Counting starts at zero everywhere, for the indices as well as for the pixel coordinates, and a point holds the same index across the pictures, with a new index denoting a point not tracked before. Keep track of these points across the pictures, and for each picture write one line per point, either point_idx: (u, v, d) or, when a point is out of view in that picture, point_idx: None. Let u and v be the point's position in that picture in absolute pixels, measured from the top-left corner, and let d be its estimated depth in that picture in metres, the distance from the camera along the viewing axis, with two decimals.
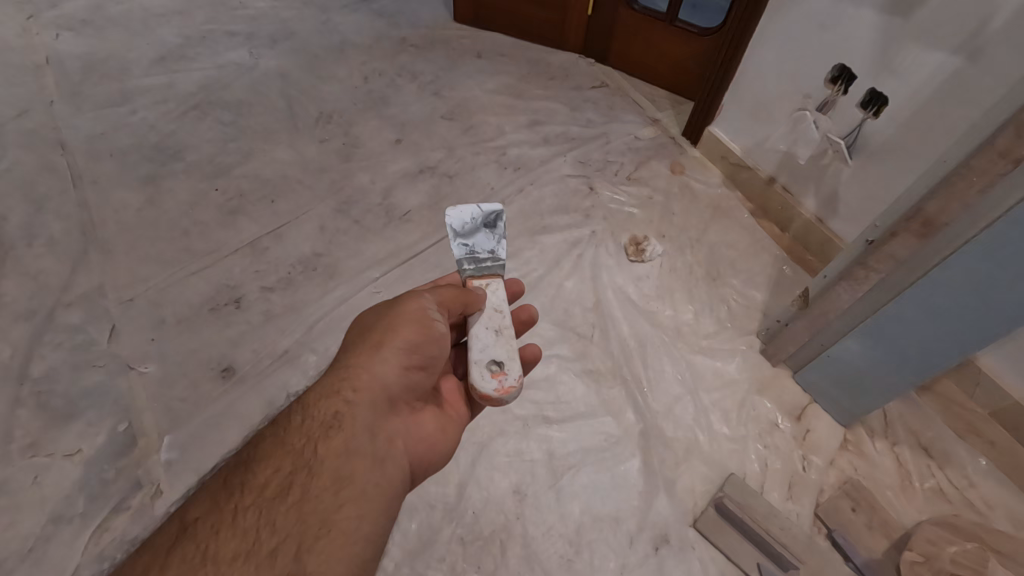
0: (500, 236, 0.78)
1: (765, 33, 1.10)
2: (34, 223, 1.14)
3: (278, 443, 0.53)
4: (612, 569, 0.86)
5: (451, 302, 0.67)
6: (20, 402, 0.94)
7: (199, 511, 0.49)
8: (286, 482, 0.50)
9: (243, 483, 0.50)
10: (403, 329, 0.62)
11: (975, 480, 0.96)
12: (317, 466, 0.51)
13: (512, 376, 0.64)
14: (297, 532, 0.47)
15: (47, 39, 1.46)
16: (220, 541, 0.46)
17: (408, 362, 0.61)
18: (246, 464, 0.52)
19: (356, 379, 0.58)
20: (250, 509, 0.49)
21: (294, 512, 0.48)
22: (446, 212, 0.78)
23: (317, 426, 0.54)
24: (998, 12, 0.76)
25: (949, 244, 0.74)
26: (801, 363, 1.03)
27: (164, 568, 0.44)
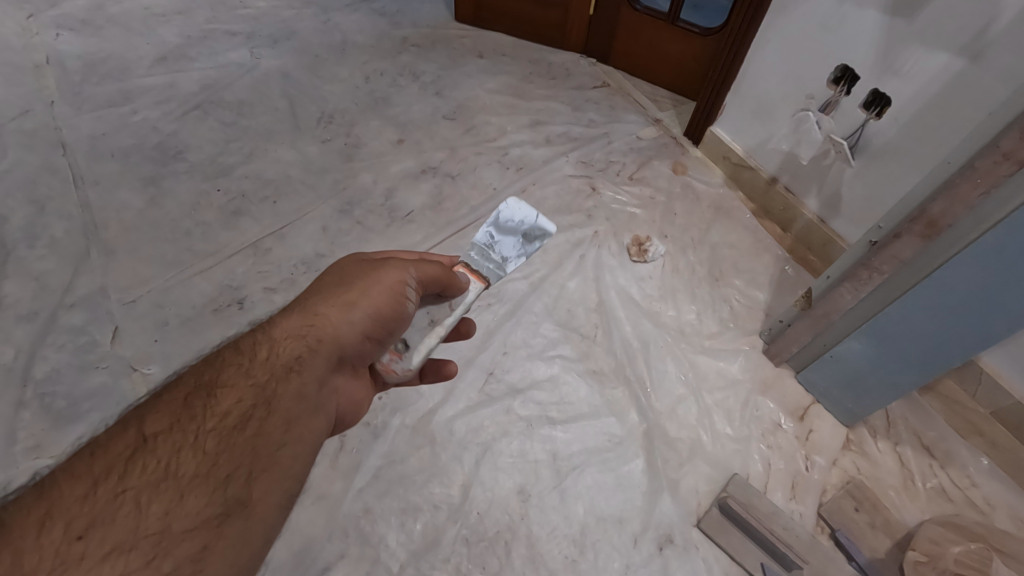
0: (521, 254, 0.86)
1: (767, 34, 1.10)
2: (36, 224, 1.13)
3: (241, 370, 0.51)
4: (616, 569, 0.86)
5: (428, 280, 0.67)
6: (23, 404, 0.94)
7: (159, 425, 0.45)
8: (246, 414, 0.49)
9: (206, 406, 0.48)
10: (380, 295, 0.61)
11: (976, 480, 0.96)
12: (275, 404, 0.51)
13: (403, 362, 0.67)
14: (248, 463, 0.47)
15: (47, 39, 1.46)
16: (180, 459, 0.44)
17: (373, 327, 0.61)
18: (208, 387, 0.49)
19: (323, 328, 0.57)
20: (210, 435, 0.46)
21: (250, 444, 0.47)
22: (507, 201, 0.87)
23: (281, 367, 0.53)
24: (1001, 14, 0.76)
25: (953, 245, 0.74)
26: (804, 363, 1.03)
27: (121, 479, 0.41)
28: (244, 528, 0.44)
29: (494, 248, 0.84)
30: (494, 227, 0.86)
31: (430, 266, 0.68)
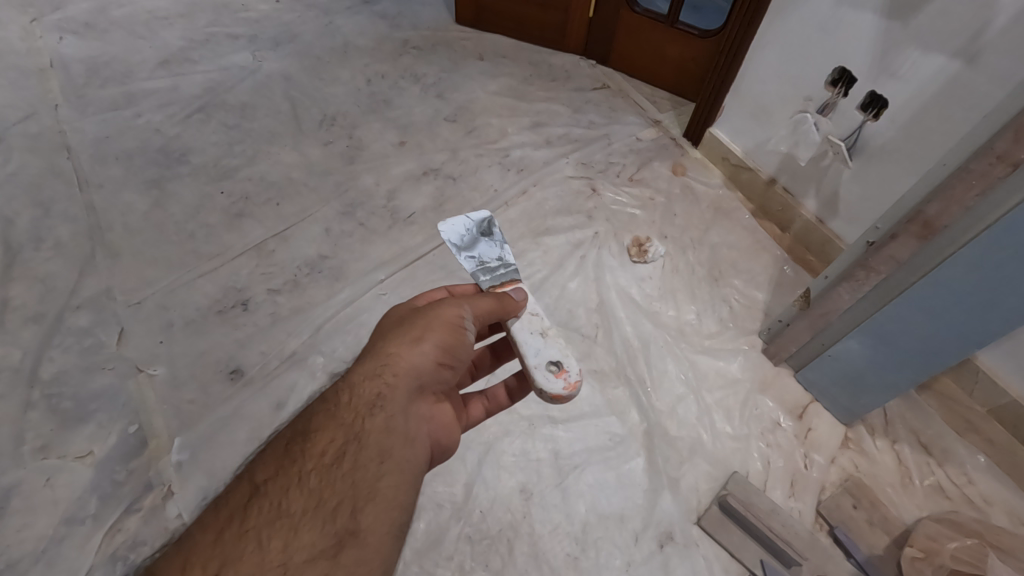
0: (500, 241, 0.82)
1: (766, 36, 1.11)
2: (41, 226, 1.14)
3: (330, 415, 0.55)
4: (617, 567, 0.87)
5: (487, 313, 0.68)
6: (31, 405, 0.95)
7: (268, 472, 0.52)
8: (340, 454, 0.53)
9: (303, 450, 0.53)
10: (439, 329, 0.63)
11: (973, 477, 0.97)
12: (365, 441, 0.54)
13: (574, 372, 0.70)
14: (350, 496, 0.51)
15: (50, 43, 1.47)
16: (289, 497, 0.50)
17: (439, 359, 0.63)
18: (303, 433, 0.55)
19: (394, 366, 0.59)
20: (312, 473, 0.51)
21: (349, 480, 0.52)
22: (442, 230, 0.81)
23: (363, 405, 0.56)
24: (996, 17, 0.77)
25: (949, 244, 0.75)
26: (802, 362, 1.04)
27: (244, 521, 0.49)
28: (358, 553, 0.49)
29: (485, 262, 0.80)
30: (464, 250, 0.81)
31: (484, 297, 0.68)
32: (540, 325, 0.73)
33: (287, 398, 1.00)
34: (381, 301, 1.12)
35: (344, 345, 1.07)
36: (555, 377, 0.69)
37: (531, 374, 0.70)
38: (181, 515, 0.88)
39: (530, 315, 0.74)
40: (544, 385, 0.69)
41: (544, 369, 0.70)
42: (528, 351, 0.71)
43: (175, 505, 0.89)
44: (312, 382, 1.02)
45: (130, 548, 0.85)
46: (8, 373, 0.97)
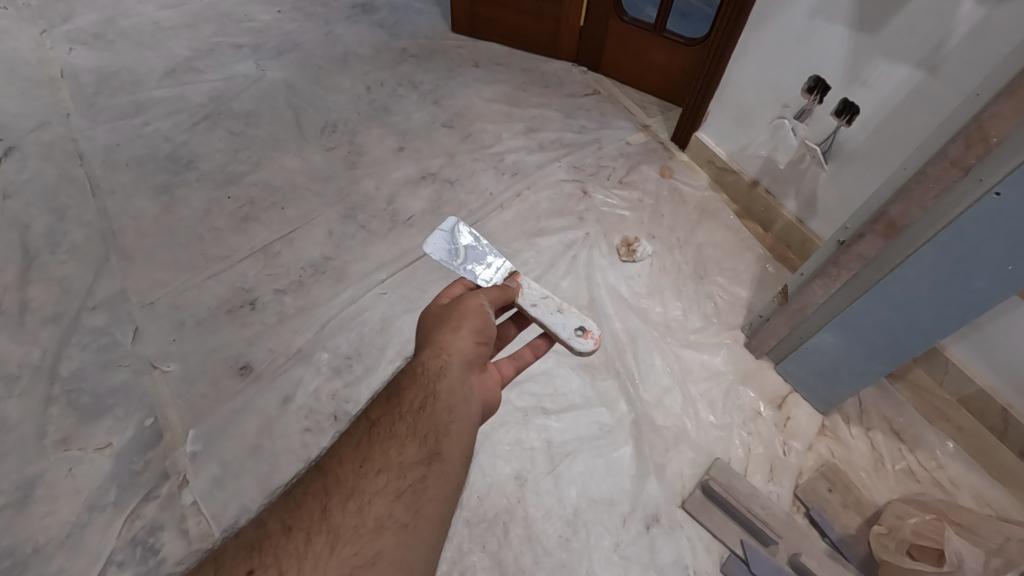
0: (480, 241, 0.91)
1: (746, 46, 1.17)
2: (57, 231, 1.20)
3: (411, 376, 0.63)
4: (606, 547, 0.93)
5: (496, 299, 0.78)
6: (52, 400, 1.00)
7: (379, 410, 0.60)
8: (422, 402, 0.60)
9: (398, 397, 0.61)
10: (471, 316, 0.71)
11: (942, 462, 1.03)
12: (437, 393, 0.61)
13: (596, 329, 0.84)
14: (434, 429, 0.59)
15: (60, 53, 1.52)
16: (394, 427, 0.58)
17: (478, 338, 0.70)
18: (397, 385, 0.63)
19: (445, 347, 0.67)
20: (406, 415, 0.59)
21: (431, 419, 0.59)
22: (430, 251, 0.89)
23: (429, 372, 0.63)
24: (954, 31, 0.82)
25: (910, 243, 0.81)
26: (782, 354, 1.10)
27: (370, 442, 0.57)
28: (445, 469, 0.57)
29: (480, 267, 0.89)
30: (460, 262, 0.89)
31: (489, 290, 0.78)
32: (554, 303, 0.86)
33: (294, 392, 1.06)
34: (382, 300, 1.18)
35: (347, 342, 1.12)
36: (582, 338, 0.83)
37: (567, 344, 0.83)
38: (196, 502, 0.94)
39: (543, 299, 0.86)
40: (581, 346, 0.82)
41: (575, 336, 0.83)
42: (554, 326, 0.84)
43: (190, 493, 0.94)
44: (317, 377, 1.08)
45: (148, 533, 0.90)
46: (29, 370, 1.03)
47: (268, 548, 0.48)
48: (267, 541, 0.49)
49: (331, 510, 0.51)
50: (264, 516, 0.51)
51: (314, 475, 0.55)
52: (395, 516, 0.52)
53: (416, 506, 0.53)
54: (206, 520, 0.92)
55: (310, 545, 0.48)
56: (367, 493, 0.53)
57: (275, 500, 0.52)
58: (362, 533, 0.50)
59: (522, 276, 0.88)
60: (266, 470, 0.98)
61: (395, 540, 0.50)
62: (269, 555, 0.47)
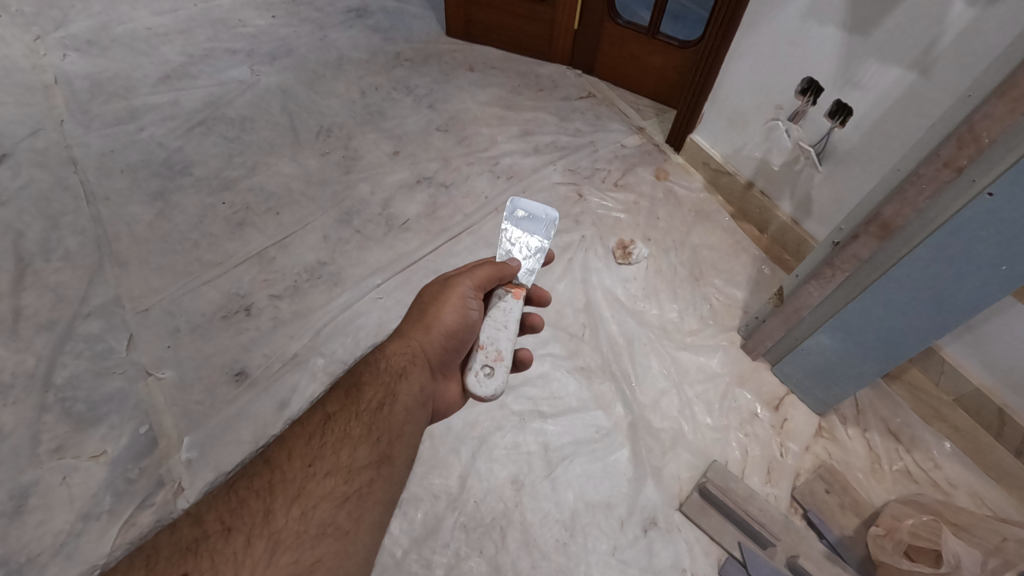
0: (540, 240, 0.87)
1: (740, 48, 1.17)
2: (51, 238, 1.19)
3: (374, 374, 0.66)
4: (604, 551, 0.93)
5: (485, 281, 0.75)
6: (46, 408, 1.00)
7: (335, 406, 0.61)
8: (381, 402, 0.63)
9: (356, 394, 0.63)
10: (446, 311, 0.72)
11: (939, 462, 1.03)
12: (397, 395, 0.65)
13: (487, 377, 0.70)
14: (388, 433, 0.61)
15: (54, 60, 1.52)
16: (347, 425, 0.60)
17: (449, 340, 0.72)
18: (356, 382, 0.64)
19: (415, 347, 0.70)
20: (364, 413, 0.61)
21: (387, 421, 0.62)
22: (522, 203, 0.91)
23: (393, 370, 0.67)
24: (945, 32, 0.83)
25: (905, 244, 0.80)
26: (779, 356, 1.10)
27: (321, 439, 0.57)
28: (391, 473, 0.59)
29: (522, 233, 0.87)
30: (512, 215, 0.89)
31: (482, 267, 0.74)
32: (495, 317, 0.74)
33: (290, 398, 1.05)
34: (378, 305, 1.17)
35: (343, 347, 1.12)
36: (491, 380, 0.70)
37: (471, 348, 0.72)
38: None
39: (499, 305, 0.75)
40: (470, 368, 0.71)
41: (483, 357, 0.71)
42: (484, 327, 0.73)
43: (186, 500, 0.94)
44: (313, 383, 1.07)
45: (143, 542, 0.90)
46: (23, 378, 1.02)
47: (203, 551, 0.47)
48: (204, 543, 0.47)
49: (274, 512, 0.50)
50: (201, 512, 0.49)
51: (260, 469, 0.53)
52: (339, 522, 0.52)
53: (359, 512, 0.54)
54: None
55: (248, 550, 0.47)
56: (312, 497, 0.53)
57: (213, 495, 0.51)
58: (305, 539, 0.50)
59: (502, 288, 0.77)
60: None
61: (335, 548, 0.50)
62: (205, 558, 0.46)
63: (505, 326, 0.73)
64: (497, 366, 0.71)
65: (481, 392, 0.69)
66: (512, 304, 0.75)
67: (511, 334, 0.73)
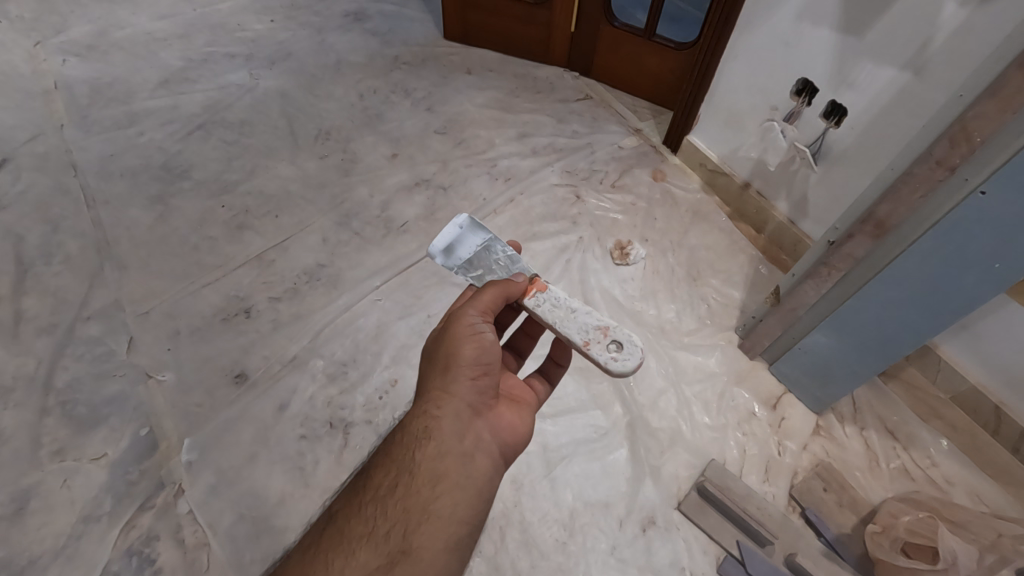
0: (483, 240, 0.81)
1: (735, 49, 1.18)
2: (51, 242, 1.20)
3: (386, 455, 0.62)
4: (603, 550, 0.93)
5: (492, 303, 0.70)
6: (47, 411, 1.00)
7: (341, 504, 0.59)
8: (393, 485, 0.59)
9: (366, 484, 0.60)
10: (462, 343, 0.67)
11: (936, 460, 1.04)
12: (415, 469, 0.60)
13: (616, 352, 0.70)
14: (402, 521, 0.56)
15: (54, 65, 1.53)
16: (351, 525, 0.57)
17: (476, 369, 0.67)
18: (368, 471, 0.62)
19: (439, 397, 0.65)
20: (371, 503, 0.58)
21: (401, 505, 0.57)
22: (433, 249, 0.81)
23: (409, 442, 0.62)
24: (937, 33, 0.83)
25: (898, 243, 0.81)
26: (776, 355, 1.11)
27: (320, 546, 0.55)
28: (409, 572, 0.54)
29: (468, 254, 0.80)
30: (445, 258, 0.80)
31: (484, 290, 0.71)
32: (559, 315, 0.73)
33: (290, 400, 1.06)
34: (377, 306, 1.18)
35: (343, 348, 1.12)
36: (624, 346, 0.70)
37: (583, 352, 0.71)
38: (192, 511, 0.94)
39: (550, 305, 0.74)
40: (605, 361, 0.70)
41: (601, 344, 0.71)
42: (569, 330, 0.72)
43: (186, 502, 0.94)
44: (313, 385, 1.08)
45: (144, 543, 0.90)
46: (24, 382, 1.03)
47: None
48: None
49: None
50: None
51: None
52: None
53: None
54: (202, 529, 0.92)
55: None
56: None
57: None
58: None
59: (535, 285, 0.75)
60: (262, 478, 0.98)
61: None
62: None
63: (572, 311, 0.73)
64: (612, 335, 0.71)
65: (636, 360, 0.69)
66: (553, 291, 0.75)
67: (583, 308, 0.73)
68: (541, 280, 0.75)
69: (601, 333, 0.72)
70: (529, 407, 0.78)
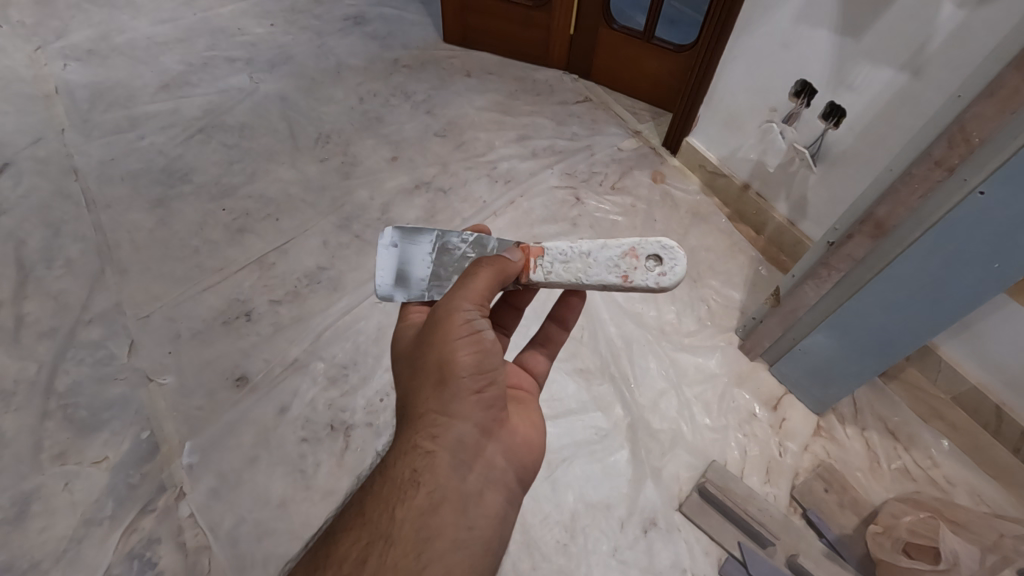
0: (428, 247, 0.72)
1: (733, 51, 1.19)
2: (52, 246, 1.20)
3: (362, 514, 0.55)
4: (604, 552, 0.93)
5: (485, 295, 0.63)
6: (48, 414, 1.00)
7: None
8: (369, 551, 0.51)
9: (331, 556, 0.52)
10: (457, 352, 0.60)
11: (937, 461, 1.04)
12: (397, 532, 0.53)
13: (657, 265, 0.67)
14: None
15: (55, 69, 1.53)
16: None
17: (476, 383, 0.61)
18: (339, 535, 0.54)
19: (431, 429, 0.59)
20: None
21: None
22: (383, 289, 0.71)
23: (393, 492, 0.56)
24: (935, 35, 0.84)
25: (898, 243, 0.81)
26: (777, 356, 1.11)
27: None
28: None
29: (425, 268, 0.72)
30: (405, 288, 0.71)
31: (475, 276, 0.63)
32: (578, 269, 0.68)
33: (291, 403, 1.06)
34: (378, 309, 1.18)
35: (343, 351, 1.12)
36: (660, 257, 0.67)
37: (628, 285, 0.67)
38: (193, 514, 0.94)
39: (561, 265, 0.68)
40: (655, 281, 0.67)
41: (639, 269, 0.67)
42: (599, 275, 0.67)
43: (187, 505, 0.94)
44: (314, 387, 1.08)
45: (145, 547, 0.90)
46: (25, 386, 1.03)
47: None
48: None
49: None
50: None
51: None
52: None
53: None
54: (203, 532, 0.92)
55: None
56: None
57: None
58: None
59: (533, 251, 0.69)
60: (263, 481, 0.98)
61: None
62: None
63: (587, 256, 0.68)
64: (643, 253, 0.67)
65: (681, 262, 0.66)
66: (552, 250, 0.69)
67: (595, 246, 0.68)
68: (532, 245, 0.70)
69: (631, 258, 0.68)
70: (538, 417, 0.73)
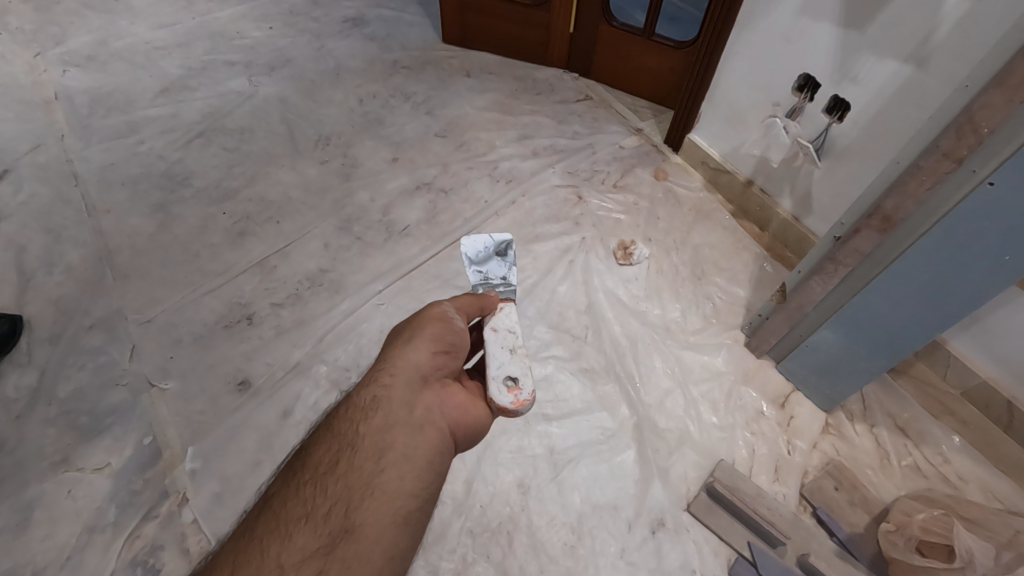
0: (511, 262, 0.84)
1: (735, 46, 1.17)
2: (53, 252, 1.20)
3: (329, 430, 0.57)
4: (613, 553, 0.92)
5: (468, 308, 0.72)
6: (50, 421, 1.00)
7: (276, 486, 0.54)
8: (335, 458, 0.53)
9: (303, 463, 0.54)
10: (427, 322, 0.66)
11: (949, 457, 1.02)
12: (359, 442, 0.54)
13: (521, 393, 0.67)
14: (344, 500, 0.50)
15: (54, 76, 1.53)
16: (284, 511, 0.50)
17: (438, 344, 0.64)
18: (308, 449, 0.56)
19: (393, 365, 0.61)
20: (307, 483, 0.52)
21: (343, 482, 0.52)
22: (462, 242, 0.85)
23: (356, 412, 0.57)
24: (942, 23, 0.82)
25: (907, 237, 0.79)
26: (783, 353, 1.09)
27: (252, 529, 0.50)
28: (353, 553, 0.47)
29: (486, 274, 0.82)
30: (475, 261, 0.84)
31: (460, 297, 0.73)
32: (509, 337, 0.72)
33: (293, 406, 1.05)
34: (380, 311, 1.17)
35: (346, 354, 1.12)
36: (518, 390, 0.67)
37: (486, 383, 0.68)
38: (196, 520, 0.93)
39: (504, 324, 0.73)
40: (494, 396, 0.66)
41: (499, 383, 0.67)
42: (493, 354, 0.70)
43: (190, 511, 0.93)
44: (316, 390, 1.07)
45: (149, 553, 0.89)
46: (27, 393, 1.02)
47: None
48: None
49: None
50: None
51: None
52: None
53: None
54: (207, 538, 0.91)
55: None
56: None
57: None
58: None
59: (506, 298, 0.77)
60: None
61: None
62: None
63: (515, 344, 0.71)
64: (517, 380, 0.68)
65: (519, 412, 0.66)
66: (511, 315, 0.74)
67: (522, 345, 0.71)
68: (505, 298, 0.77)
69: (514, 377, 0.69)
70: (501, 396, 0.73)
